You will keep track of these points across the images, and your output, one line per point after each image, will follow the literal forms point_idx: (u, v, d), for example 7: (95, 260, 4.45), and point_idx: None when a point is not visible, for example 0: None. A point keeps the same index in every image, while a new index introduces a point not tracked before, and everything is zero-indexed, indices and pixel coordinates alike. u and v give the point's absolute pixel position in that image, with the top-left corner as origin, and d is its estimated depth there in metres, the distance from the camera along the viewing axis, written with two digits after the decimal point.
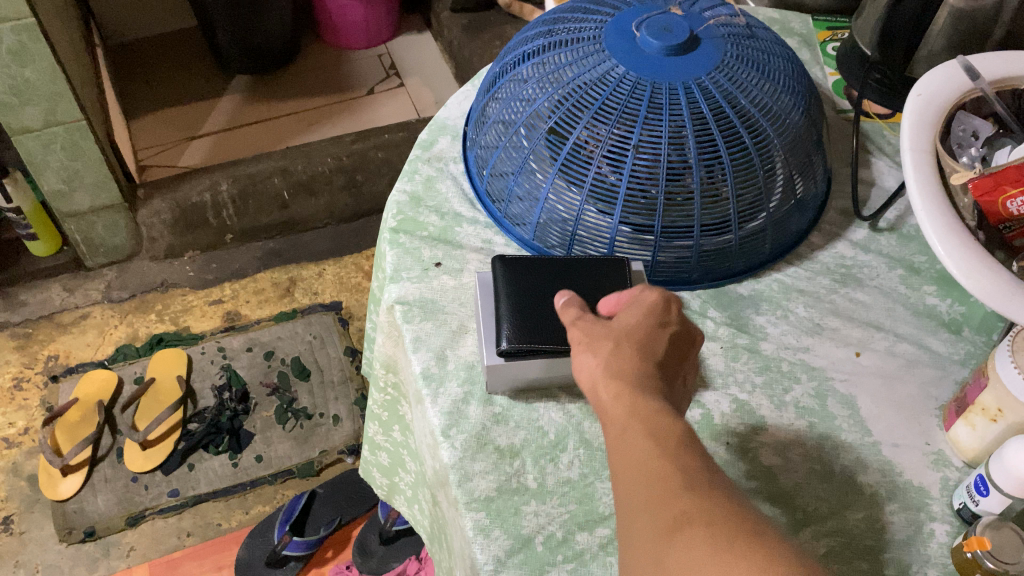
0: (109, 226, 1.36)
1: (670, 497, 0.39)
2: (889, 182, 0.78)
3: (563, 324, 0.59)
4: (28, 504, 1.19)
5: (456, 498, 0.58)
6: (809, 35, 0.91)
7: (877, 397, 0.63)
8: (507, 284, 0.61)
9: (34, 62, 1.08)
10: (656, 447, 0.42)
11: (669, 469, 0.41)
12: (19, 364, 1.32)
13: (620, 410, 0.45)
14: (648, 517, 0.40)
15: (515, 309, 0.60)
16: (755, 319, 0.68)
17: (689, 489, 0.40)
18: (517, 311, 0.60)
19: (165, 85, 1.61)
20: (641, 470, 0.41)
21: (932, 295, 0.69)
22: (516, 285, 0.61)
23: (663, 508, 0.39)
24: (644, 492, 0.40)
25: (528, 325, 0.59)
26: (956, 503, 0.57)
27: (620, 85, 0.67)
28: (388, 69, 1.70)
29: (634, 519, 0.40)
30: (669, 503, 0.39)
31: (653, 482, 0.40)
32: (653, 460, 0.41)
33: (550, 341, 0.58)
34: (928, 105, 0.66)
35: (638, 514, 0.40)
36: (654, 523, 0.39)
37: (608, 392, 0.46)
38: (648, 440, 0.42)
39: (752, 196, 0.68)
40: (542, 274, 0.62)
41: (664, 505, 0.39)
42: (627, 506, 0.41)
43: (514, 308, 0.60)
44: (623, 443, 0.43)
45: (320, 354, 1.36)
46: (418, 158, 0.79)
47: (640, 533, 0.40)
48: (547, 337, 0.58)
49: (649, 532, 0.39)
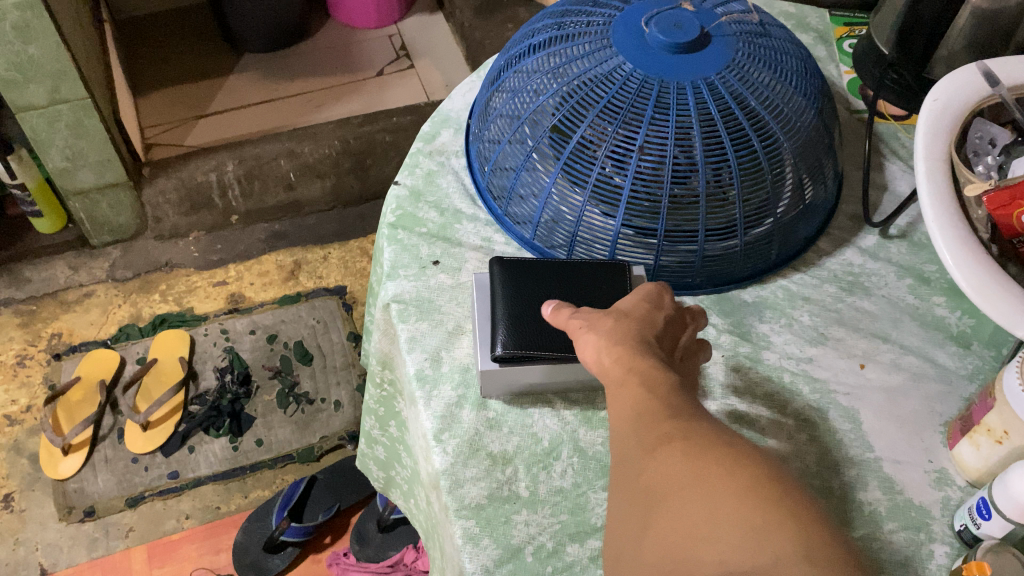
0: (113, 204, 1.36)
1: (656, 424, 0.44)
2: (901, 187, 0.76)
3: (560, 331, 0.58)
4: (29, 482, 1.19)
5: (446, 505, 0.57)
6: (825, 31, 0.89)
7: (879, 412, 0.61)
8: (504, 288, 0.60)
9: (38, 40, 1.07)
10: (644, 389, 0.46)
11: (657, 404, 0.45)
12: (23, 341, 1.32)
13: (613, 368, 0.49)
14: (635, 439, 0.44)
15: (512, 315, 0.58)
16: (758, 327, 0.67)
17: (671, 414, 0.44)
18: (514, 317, 0.58)
19: (174, 62, 1.60)
20: (628, 406, 0.46)
21: (941, 306, 0.67)
22: (514, 289, 0.60)
23: (649, 430, 0.44)
24: (633, 418, 0.45)
25: (525, 331, 0.58)
26: (957, 524, 0.55)
27: (627, 83, 0.65)
28: (399, 50, 1.67)
29: (622, 447, 0.45)
30: (653, 428, 0.44)
31: (639, 411, 0.45)
32: (639, 396, 0.46)
33: (547, 348, 0.57)
34: (944, 111, 0.64)
35: (625, 441, 0.45)
36: (640, 443, 0.44)
37: (605, 354, 0.50)
38: (638, 380, 0.47)
39: (760, 200, 0.66)
40: (537, 278, 0.61)
41: (649, 428, 0.44)
42: (616, 440, 0.46)
43: (511, 313, 0.58)
44: (614, 388, 0.48)
45: (323, 338, 1.35)
46: (419, 151, 0.78)
47: (626, 458, 0.44)
48: (543, 345, 0.57)
49: (634, 454, 0.44)
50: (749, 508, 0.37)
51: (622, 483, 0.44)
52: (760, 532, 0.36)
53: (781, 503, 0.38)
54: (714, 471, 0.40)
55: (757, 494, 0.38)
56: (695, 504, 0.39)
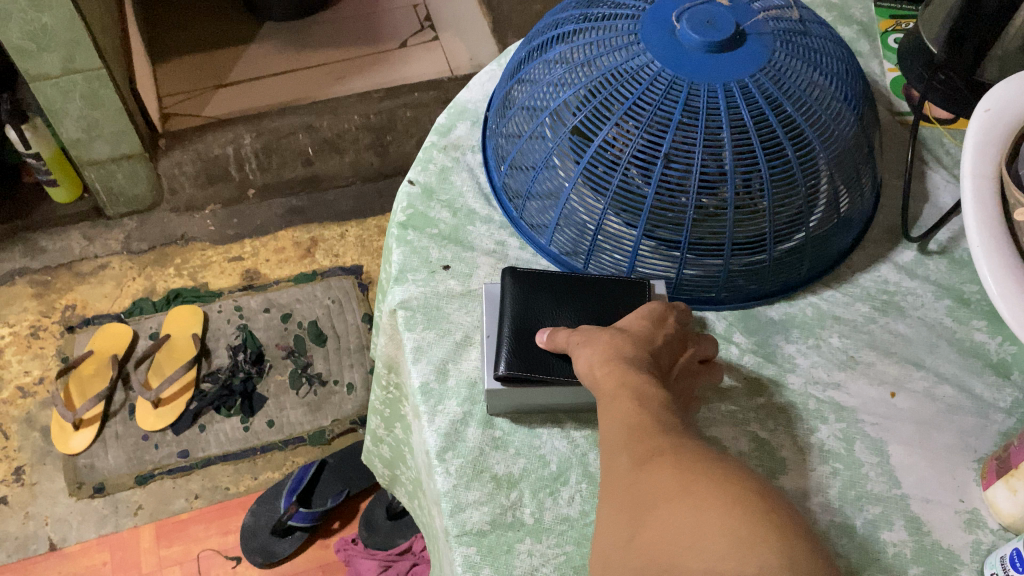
0: (129, 175, 1.33)
1: (648, 439, 0.44)
2: (943, 198, 0.71)
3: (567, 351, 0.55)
4: (40, 456, 1.19)
5: (446, 529, 0.54)
6: (869, 24, 0.84)
7: (910, 446, 0.58)
8: (513, 301, 0.57)
9: (51, 9, 1.04)
10: (636, 402, 0.46)
11: (649, 420, 0.45)
12: (37, 312, 1.32)
13: (607, 381, 0.48)
14: (626, 453, 0.44)
15: (519, 331, 0.56)
16: (783, 347, 0.63)
17: (661, 432, 0.44)
18: (520, 333, 0.55)
19: (194, 29, 1.56)
20: (621, 421, 0.46)
21: (981, 330, 0.63)
22: (524, 304, 0.57)
23: (640, 444, 0.44)
24: (623, 432, 0.45)
25: (531, 349, 0.55)
26: (987, 572, 0.52)
27: (654, 84, 0.61)
28: (423, 21, 1.62)
29: (612, 461, 0.44)
30: (644, 442, 0.44)
31: (631, 425, 0.45)
32: (633, 410, 0.46)
33: (552, 370, 0.54)
34: (997, 123, 0.60)
35: (617, 455, 0.44)
36: (630, 456, 0.43)
37: (599, 365, 0.49)
38: (631, 395, 0.47)
39: (792, 213, 0.62)
40: (550, 292, 0.58)
41: (641, 442, 0.44)
42: (605, 453, 0.45)
43: (518, 329, 0.56)
44: (608, 403, 0.47)
45: (338, 319, 1.33)
46: (433, 145, 0.74)
47: (615, 472, 0.43)
48: (549, 367, 0.54)
49: (624, 467, 0.43)
50: (739, 519, 0.37)
51: (610, 495, 0.43)
52: (748, 544, 0.36)
53: (768, 519, 0.37)
54: (703, 484, 0.39)
55: (744, 508, 0.38)
56: (682, 514, 0.38)
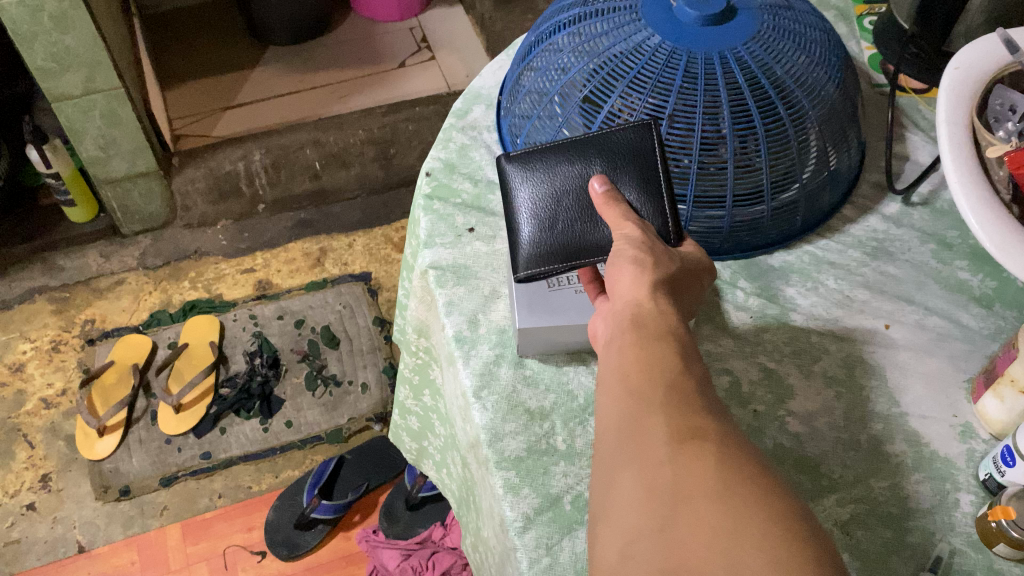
0: (144, 193, 1.39)
1: (687, 416, 0.42)
2: (923, 157, 0.79)
3: (582, 234, 0.58)
4: (66, 463, 1.22)
5: (486, 457, 0.59)
6: (846, 9, 0.93)
7: (905, 369, 0.63)
8: (524, 187, 0.60)
9: (75, 30, 1.09)
10: (679, 364, 0.45)
11: (689, 392, 0.43)
12: (57, 327, 1.35)
13: (657, 320, 0.48)
14: (663, 422, 0.41)
15: (535, 220, 0.59)
16: (784, 290, 0.69)
17: (701, 411, 0.42)
18: (536, 222, 0.59)
19: (200, 55, 1.64)
20: (658, 384, 0.44)
21: (964, 269, 0.70)
22: (531, 189, 0.60)
23: (681, 418, 0.41)
24: (661, 393, 0.43)
25: (546, 238, 0.59)
26: (982, 474, 0.57)
27: (655, 55, 0.67)
28: (420, 43, 1.71)
29: (641, 422, 0.42)
30: (683, 418, 0.41)
31: (672, 391, 0.43)
32: (673, 380, 0.44)
33: (566, 259, 0.58)
34: (965, 81, 0.67)
35: (650, 417, 0.42)
36: (669, 428, 0.41)
37: (648, 301, 0.49)
38: (674, 360, 0.45)
39: (786, 168, 0.68)
40: (553, 168, 0.60)
41: (681, 417, 0.41)
42: (632, 409, 0.43)
43: (533, 217, 0.59)
44: (645, 359, 0.45)
45: (350, 323, 1.38)
46: (452, 126, 0.81)
47: (646, 436, 0.41)
48: (561, 258, 0.58)
49: (658, 437, 0.41)
50: (779, 537, 0.34)
51: (636, 459, 0.40)
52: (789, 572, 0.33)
53: (808, 537, 0.35)
54: (746, 488, 0.37)
55: (788, 526, 0.35)
56: (721, 518, 0.36)
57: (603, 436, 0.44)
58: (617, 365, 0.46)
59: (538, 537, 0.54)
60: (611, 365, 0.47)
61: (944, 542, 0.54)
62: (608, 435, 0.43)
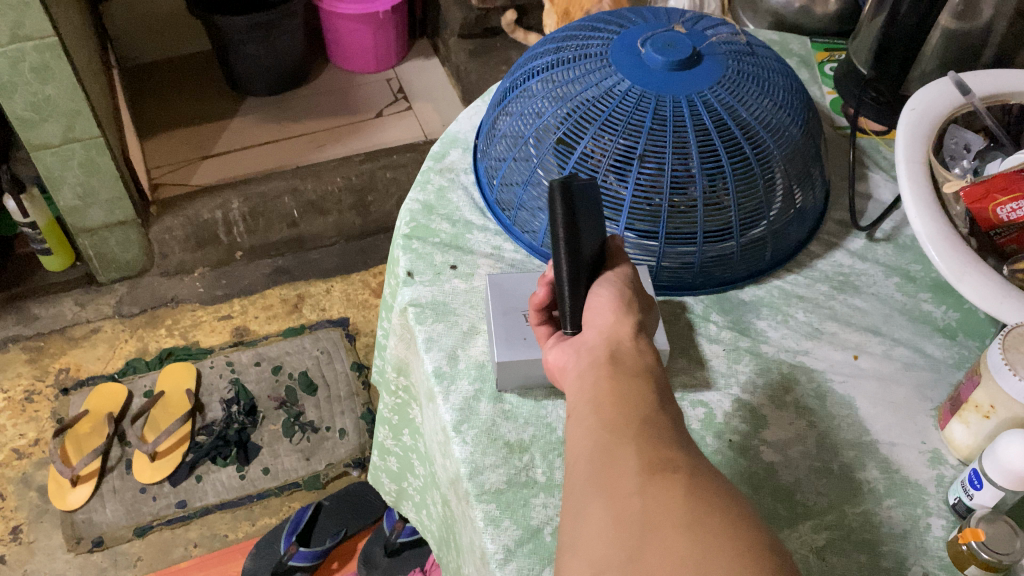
0: (122, 242, 1.38)
1: (658, 448, 0.43)
2: (885, 195, 0.82)
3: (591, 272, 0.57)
4: (37, 514, 1.18)
5: (466, 491, 0.59)
6: (807, 55, 0.97)
7: (873, 398, 0.65)
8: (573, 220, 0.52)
9: (55, 80, 1.09)
10: (654, 400, 0.46)
11: (663, 426, 0.45)
12: (30, 377, 1.34)
13: (634, 358, 0.49)
14: (635, 454, 0.42)
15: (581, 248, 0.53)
16: (756, 323, 0.71)
17: (672, 443, 0.44)
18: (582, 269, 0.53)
19: (179, 105, 1.66)
20: (631, 417, 0.45)
21: (927, 301, 0.73)
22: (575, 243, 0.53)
23: (651, 450, 0.42)
24: (634, 426, 0.44)
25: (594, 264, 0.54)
26: (951, 498, 0.58)
27: (625, 99, 0.69)
28: (397, 93, 1.76)
29: (613, 453, 0.43)
30: (653, 451, 0.43)
31: (645, 424, 0.44)
32: (646, 415, 0.45)
33: None
34: (922, 121, 0.70)
35: (621, 448, 0.43)
36: (640, 460, 0.42)
37: (630, 339, 0.51)
38: (648, 396, 0.47)
39: (754, 206, 0.71)
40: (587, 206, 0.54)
41: (652, 450, 0.43)
42: (603, 440, 0.44)
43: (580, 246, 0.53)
44: (617, 392, 0.47)
45: (327, 368, 1.38)
46: (430, 168, 0.83)
47: (617, 466, 0.42)
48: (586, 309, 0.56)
49: (629, 468, 0.42)
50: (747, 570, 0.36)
51: (606, 488, 0.41)
52: None
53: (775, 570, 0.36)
54: (713, 519, 0.38)
55: (755, 558, 0.36)
56: (689, 549, 0.37)
57: (574, 463, 0.44)
58: (589, 397, 0.47)
59: (520, 568, 0.55)
60: (583, 395, 0.48)
61: (917, 565, 0.56)
62: (578, 464, 0.44)
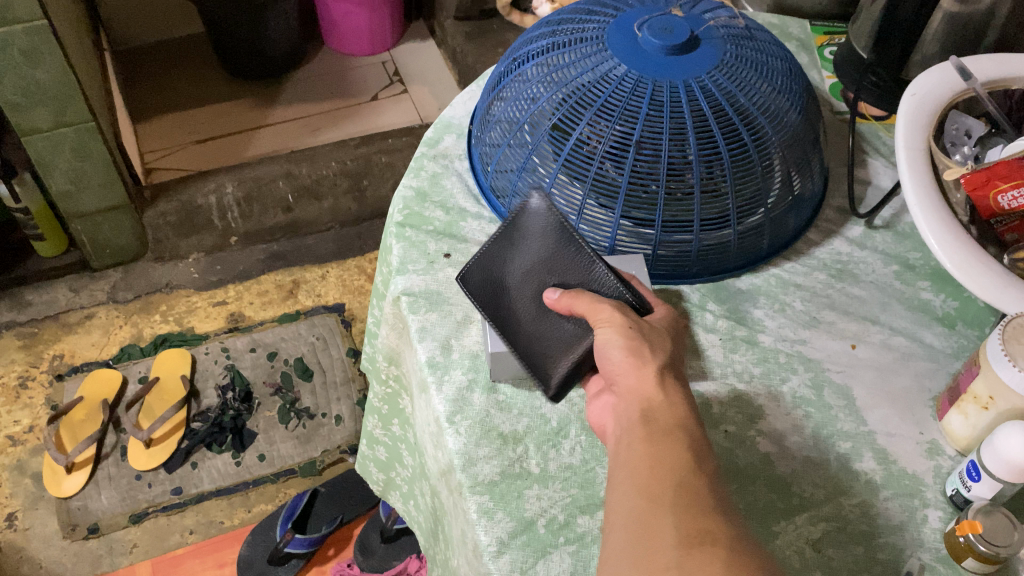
0: (115, 227, 1.37)
1: (696, 517, 0.42)
2: (884, 181, 0.81)
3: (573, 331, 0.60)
4: (32, 501, 1.17)
5: (459, 482, 0.59)
6: (807, 39, 0.96)
7: (872, 389, 0.65)
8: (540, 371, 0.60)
9: (45, 64, 1.07)
10: (690, 459, 0.46)
11: (700, 490, 0.44)
12: (24, 363, 1.33)
13: (667, 415, 0.49)
14: (673, 522, 0.42)
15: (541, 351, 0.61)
16: (753, 312, 0.71)
17: (711, 511, 0.43)
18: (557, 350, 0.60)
19: (172, 89, 1.64)
20: (667, 483, 0.44)
21: (926, 290, 0.72)
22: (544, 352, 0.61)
23: (690, 520, 0.42)
24: (671, 490, 0.44)
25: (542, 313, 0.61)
26: (949, 490, 0.58)
27: (622, 83, 0.68)
28: (393, 75, 1.74)
29: (649, 522, 0.42)
30: (691, 521, 0.42)
31: (682, 489, 0.44)
32: (682, 479, 0.45)
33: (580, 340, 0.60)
34: (922, 107, 0.69)
35: (658, 517, 0.42)
36: (677, 530, 0.41)
37: (660, 395, 0.50)
38: (683, 457, 0.46)
39: (752, 193, 0.70)
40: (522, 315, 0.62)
41: (689, 520, 0.42)
42: (642, 507, 0.44)
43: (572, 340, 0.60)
44: (653, 455, 0.46)
45: (323, 355, 1.37)
46: (424, 154, 0.82)
47: (656, 537, 0.42)
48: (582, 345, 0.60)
49: (666, 538, 0.41)
50: None
51: (642, 560, 0.41)
52: None
53: None
54: None
55: None
56: None
57: (611, 529, 0.44)
58: (626, 463, 0.47)
59: (512, 561, 0.54)
60: (619, 462, 0.48)
61: (914, 558, 0.55)
62: (615, 531, 0.44)
